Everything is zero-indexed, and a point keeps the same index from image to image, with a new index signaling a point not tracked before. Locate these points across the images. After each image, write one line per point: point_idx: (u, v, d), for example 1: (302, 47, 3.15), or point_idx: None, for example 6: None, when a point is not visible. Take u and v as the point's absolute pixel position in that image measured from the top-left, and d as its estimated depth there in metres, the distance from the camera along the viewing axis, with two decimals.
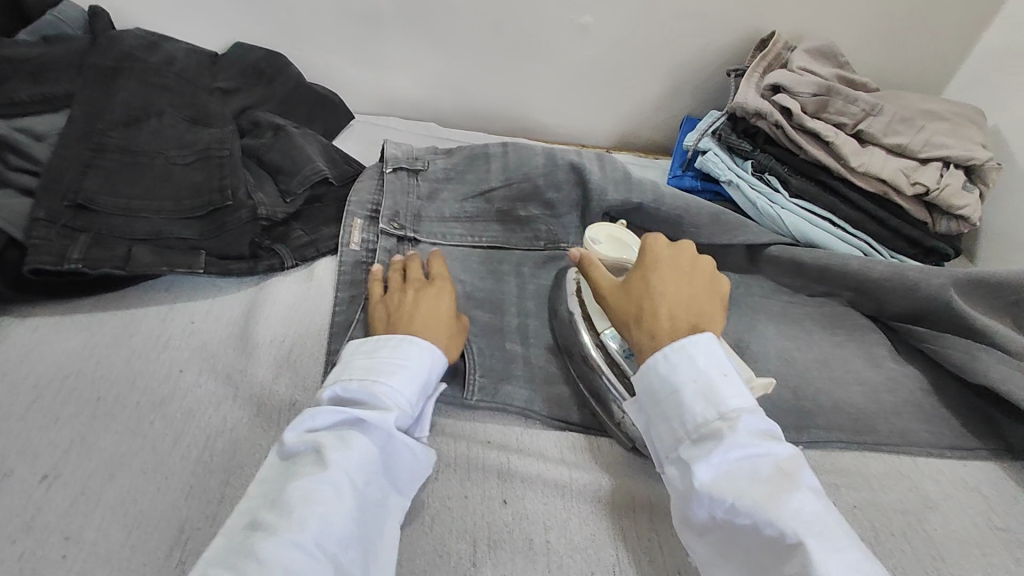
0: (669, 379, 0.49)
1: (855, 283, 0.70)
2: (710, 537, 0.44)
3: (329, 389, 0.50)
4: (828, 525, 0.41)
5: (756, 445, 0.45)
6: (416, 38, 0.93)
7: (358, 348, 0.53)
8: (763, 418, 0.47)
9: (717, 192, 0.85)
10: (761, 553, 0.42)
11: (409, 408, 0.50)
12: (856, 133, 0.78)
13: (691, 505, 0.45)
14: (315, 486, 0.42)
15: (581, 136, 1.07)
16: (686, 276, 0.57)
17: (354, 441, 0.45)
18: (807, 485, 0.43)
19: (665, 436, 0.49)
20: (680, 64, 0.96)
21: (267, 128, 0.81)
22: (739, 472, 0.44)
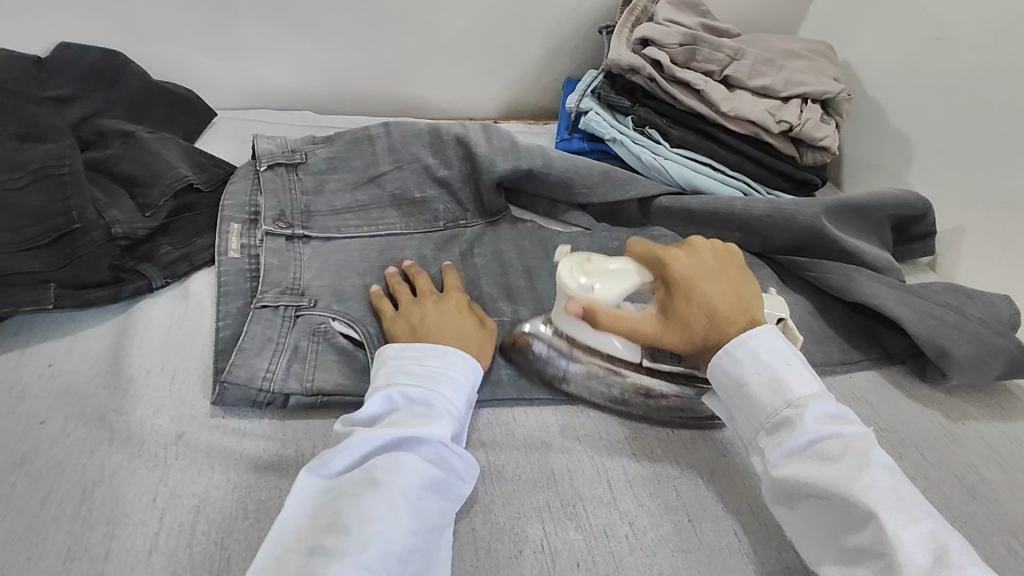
0: (734, 371, 0.51)
1: (741, 223, 0.74)
2: (800, 514, 0.46)
3: (373, 406, 0.49)
4: (903, 498, 0.43)
5: (828, 428, 0.47)
6: (274, 20, 0.87)
7: (402, 355, 0.52)
8: (832, 403, 0.49)
9: (604, 151, 0.86)
10: (837, 524, 0.44)
11: (459, 419, 0.50)
12: (723, 79, 0.81)
13: (781, 488, 0.47)
14: (379, 508, 0.41)
15: (468, 109, 1.04)
16: (722, 277, 0.56)
17: (407, 457, 0.45)
18: (880, 461, 0.45)
19: (748, 425, 0.50)
20: (554, 26, 0.96)
21: (115, 136, 0.72)
22: (813, 460, 0.46)
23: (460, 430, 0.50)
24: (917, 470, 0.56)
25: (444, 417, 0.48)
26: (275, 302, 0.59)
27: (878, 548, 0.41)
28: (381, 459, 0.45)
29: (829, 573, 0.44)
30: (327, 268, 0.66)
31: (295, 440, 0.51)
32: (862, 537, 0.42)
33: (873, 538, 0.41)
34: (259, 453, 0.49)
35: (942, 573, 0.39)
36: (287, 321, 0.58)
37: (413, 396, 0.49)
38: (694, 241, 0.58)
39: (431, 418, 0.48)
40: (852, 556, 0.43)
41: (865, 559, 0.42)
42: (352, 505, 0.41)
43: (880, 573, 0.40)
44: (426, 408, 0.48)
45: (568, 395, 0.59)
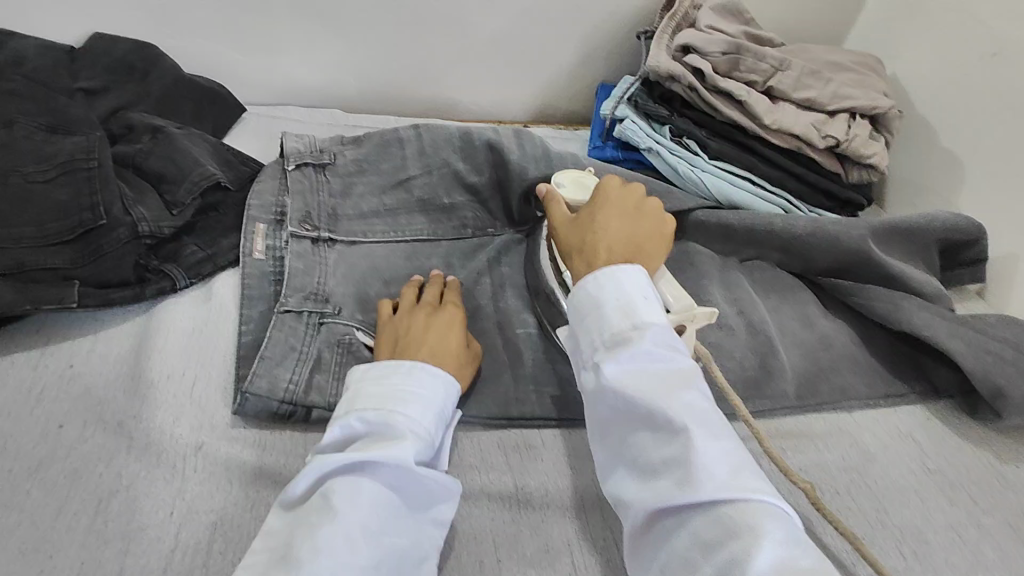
0: (592, 294, 0.48)
1: (782, 243, 0.71)
2: (612, 437, 0.45)
3: (334, 431, 0.45)
4: (714, 422, 0.42)
5: (661, 352, 0.45)
6: (307, 17, 0.85)
7: (366, 376, 0.49)
8: (671, 332, 0.47)
9: (639, 160, 0.83)
10: (648, 438, 0.43)
11: (428, 440, 0.46)
12: (767, 90, 0.78)
13: (605, 404, 0.45)
14: (334, 543, 0.39)
15: (499, 112, 1.02)
16: (630, 212, 0.57)
17: (367, 484, 0.42)
18: (699, 387, 0.45)
19: (584, 347, 0.48)
20: (592, 29, 0.93)
21: (145, 132, 0.71)
22: (638, 376, 0.44)
23: (430, 452, 0.47)
24: (966, 517, 0.53)
25: (409, 440, 0.44)
26: (298, 308, 0.57)
27: (680, 460, 0.40)
28: (335, 484, 0.42)
29: (626, 493, 0.43)
30: (352, 275, 0.64)
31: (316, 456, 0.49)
32: (665, 453, 0.41)
33: (681, 452, 0.41)
34: (279, 469, 0.48)
35: (732, 488, 0.39)
36: (311, 328, 0.56)
37: (375, 421, 0.45)
38: (604, 185, 0.58)
39: (393, 441, 0.44)
40: (653, 471, 0.42)
41: (665, 470, 0.41)
42: (306, 537, 0.39)
43: (677, 483, 0.40)
44: (389, 431, 0.45)
45: None
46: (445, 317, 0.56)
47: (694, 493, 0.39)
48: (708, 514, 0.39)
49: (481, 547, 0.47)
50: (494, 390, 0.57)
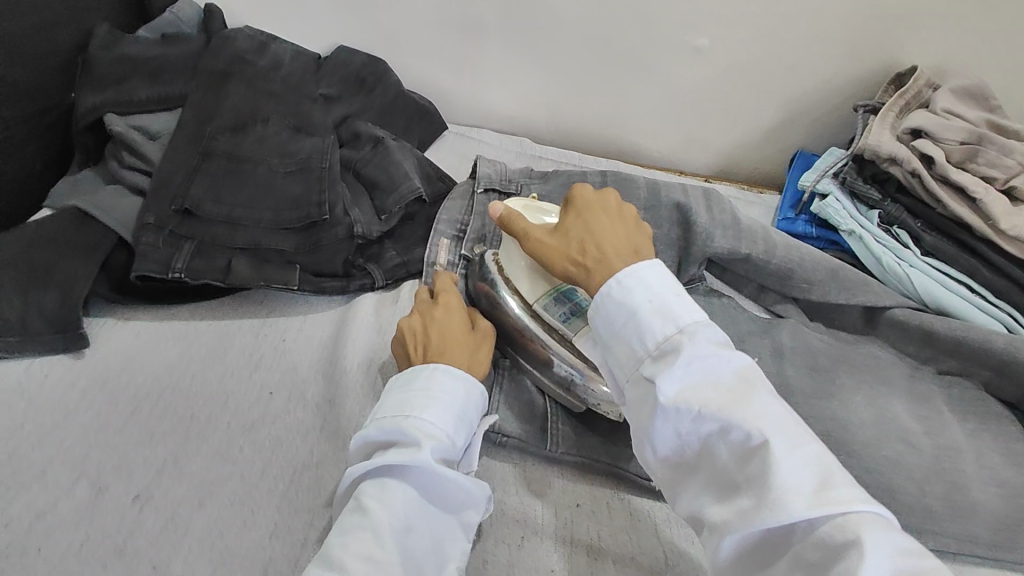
0: (621, 300, 0.45)
1: (996, 362, 0.62)
2: (671, 460, 0.42)
3: (356, 434, 0.47)
4: (794, 428, 0.39)
5: (718, 353, 0.42)
6: (521, 52, 0.91)
7: (392, 384, 0.50)
8: (718, 329, 0.44)
9: (834, 240, 0.78)
10: (725, 455, 0.39)
11: (446, 440, 0.46)
12: (1006, 189, 0.69)
13: (664, 425, 0.41)
14: (362, 538, 0.41)
15: (679, 162, 1.01)
16: (615, 220, 0.53)
17: (394, 487, 0.43)
18: (767, 390, 0.41)
19: (623, 360, 0.45)
20: (799, 93, 0.89)
21: (367, 140, 0.79)
22: (700, 386, 0.41)
23: (453, 452, 0.47)
24: None
25: (423, 442, 0.45)
26: None
27: (766, 479, 0.37)
28: (367, 487, 0.44)
29: (710, 513, 0.39)
30: None
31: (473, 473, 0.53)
32: (748, 470, 0.38)
33: (762, 471, 0.37)
34: None
35: (828, 503, 0.35)
36: None
37: (386, 424, 0.46)
38: (576, 192, 0.54)
39: (410, 444, 0.45)
40: (737, 490, 0.38)
41: (749, 492, 0.37)
42: (341, 531, 0.41)
43: (765, 506, 0.36)
44: (401, 434, 0.46)
45: None
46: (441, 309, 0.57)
47: (787, 514, 0.35)
48: (810, 537, 0.36)
49: None
50: None
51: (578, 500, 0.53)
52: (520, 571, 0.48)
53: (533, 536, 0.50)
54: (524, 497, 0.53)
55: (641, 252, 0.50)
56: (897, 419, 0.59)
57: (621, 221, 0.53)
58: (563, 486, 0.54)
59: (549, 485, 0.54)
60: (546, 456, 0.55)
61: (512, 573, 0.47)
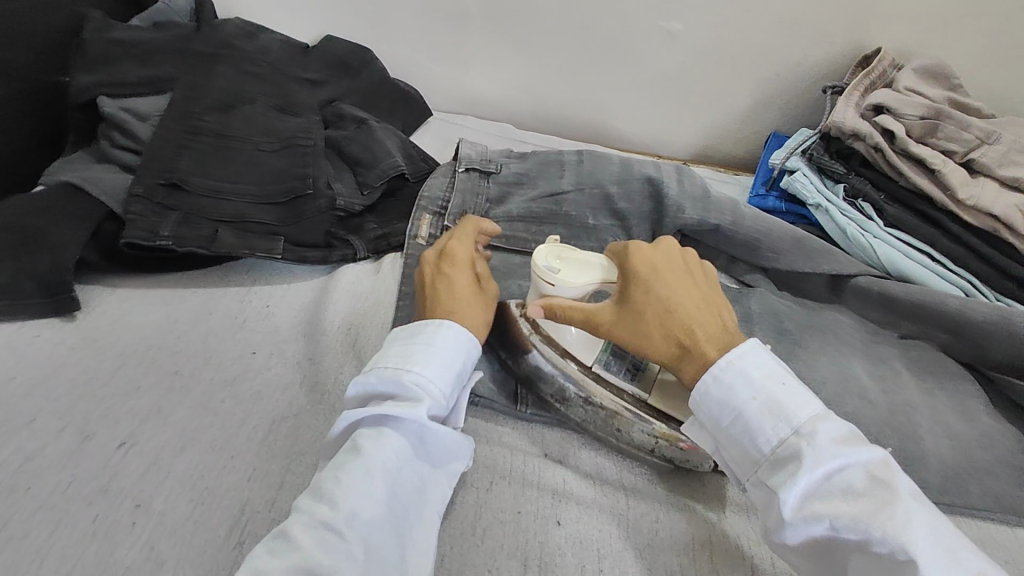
0: (725, 397, 0.46)
1: (951, 324, 0.65)
2: (809, 561, 0.43)
3: (354, 382, 0.49)
4: (945, 539, 0.38)
5: (842, 453, 0.41)
6: (502, 39, 0.94)
7: (393, 337, 0.51)
8: (838, 421, 0.43)
9: (802, 215, 0.81)
10: (870, 570, 0.39)
11: (442, 398, 0.47)
12: (965, 162, 0.72)
13: (799, 540, 0.42)
14: (354, 475, 0.42)
15: (658, 146, 1.04)
16: (687, 280, 0.52)
17: (388, 434, 0.45)
18: (906, 487, 0.40)
19: (741, 461, 0.46)
20: (771, 76, 0.92)
21: (351, 121, 0.82)
22: (831, 496, 0.41)
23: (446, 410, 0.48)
24: None
25: (421, 399, 0.46)
26: None
27: None
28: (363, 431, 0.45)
29: None
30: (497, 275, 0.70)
31: None
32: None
33: None
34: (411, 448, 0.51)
35: None
36: None
37: (384, 376, 0.47)
38: (637, 259, 0.52)
39: (409, 399, 0.46)
40: None
41: None
42: (332, 469, 0.43)
43: None
44: (399, 387, 0.47)
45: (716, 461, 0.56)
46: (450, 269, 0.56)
47: None
48: None
49: (585, 551, 0.48)
50: None
51: (545, 449, 0.56)
52: (487, 513, 0.50)
53: (500, 483, 0.52)
54: (492, 447, 0.55)
55: (721, 318, 0.51)
56: (855, 377, 0.62)
57: (698, 285, 0.52)
58: (532, 436, 0.57)
59: (517, 437, 0.57)
60: (516, 414, 0.58)
61: (479, 515, 0.50)
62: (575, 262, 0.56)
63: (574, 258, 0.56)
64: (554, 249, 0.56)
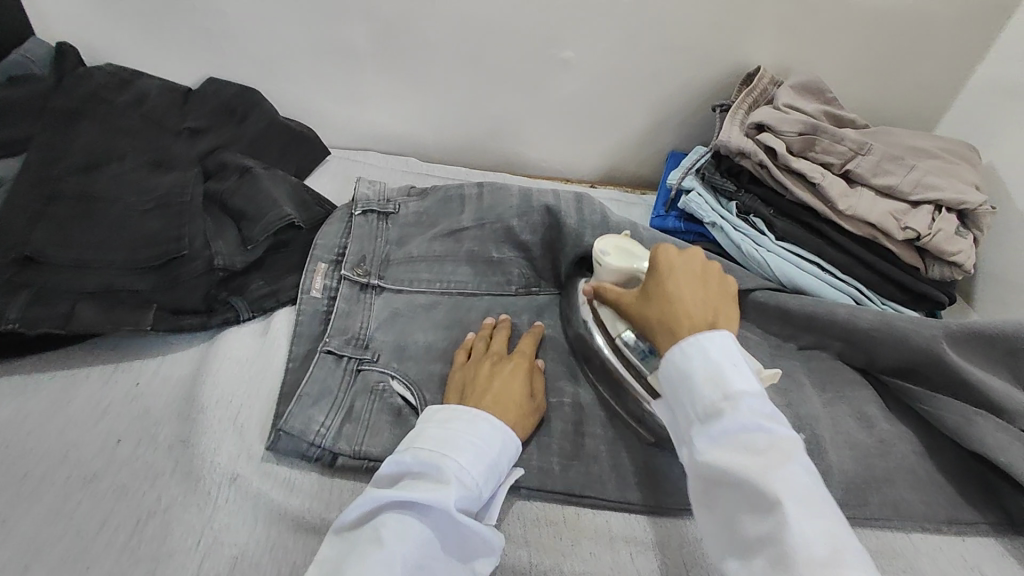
0: (677, 363, 0.48)
1: (843, 333, 0.67)
2: (710, 503, 0.45)
3: (389, 464, 0.49)
4: (817, 502, 0.41)
5: (757, 421, 0.44)
6: (396, 74, 0.92)
7: (434, 418, 0.52)
8: (767, 399, 0.46)
9: (701, 233, 0.82)
10: (747, 506, 0.42)
11: (474, 487, 0.48)
12: (843, 173, 0.76)
13: (701, 476, 0.45)
14: (373, 567, 0.42)
15: (564, 170, 1.04)
16: (699, 286, 0.54)
17: (410, 524, 0.44)
18: (801, 463, 0.43)
19: (682, 418, 0.48)
20: (665, 98, 0.94)
21: (234, 170, 0.76)
22: (737, 448, 0.44)
23: (475, 501, 0.48)
24: None
25: (451, 486, 0.46)
26: (340, 351, 0.61)
27: (776, 540, 0.40)
28: (387, 517, 0.45)
29: (730, 566, 0.43)
30: (396, 323, 0.68)
31: (337, 504, 0.52)
32: (763, 530, 0.41)
33: (774, 531, 0.40)
34: (301, 512, 0.50)
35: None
36: (348, 374, 0.60)
37: (423, 459, 0.48)
38: (663, 254, 0.56)
39: (439, 486, 0.46)
40: (750, 547, 0.41)
41: (762, 550, 0.40)
42: (354, 561, 0.42)
43: (775, 568, 0.39)
44: (435, 472, 0.47)
45: (620, 501, 0.57)
46: (512, 364, 0.60)
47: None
48: None
49: None
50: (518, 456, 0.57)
51: None
52: None
53: None
54: None
55: (719, 322, 0.51)
56: None
57: (712, 294, 0.54)
58: None
59: None
60: None
61: None
62: (627, 253, 0.63)
63: (631, 250, 0.63)
64: (616, 240, 0.64)
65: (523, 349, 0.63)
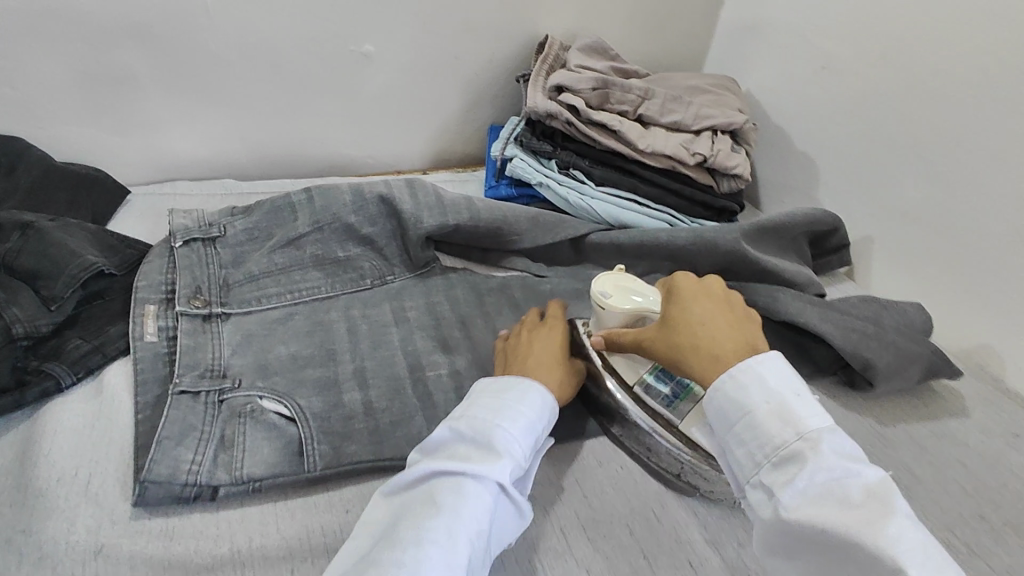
0: (736, 399, 0.47)
1: (670, 253, 0.76)
2: (801, 559, 0.41)
3: (440, 435, 0.49)
4: (929, 553, 0.37)
5: (845, 466, 0.42)
6: (187, 93, 0.85)
7: (482, 390, 0.53)
8: (846, 438, 0.44)
9: (532, 195, 0.88)
10: (850, 562, 0.39)
11: (525, 458, 0.48)
12: (638, 117, 0.85)
13: (786, 532, 0.41)
14: (434, 530, 0.42)
15: (396, 163, 1.04)
16: (726, 318, 0.53)
17: (467, 489, 0.44)
18: (904, 513, 0.39)
19: (743, 459, 0.46)
20: (473, 77, 0.98)
21: (11, 228, 0.64)
22: (829, 498, 0.41)
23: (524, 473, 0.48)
24: None
25: (505, 457, 0.47)
26: (195, 388, 0.57)
27: None
28: (441, 482, 0.45)
29: None
30: (251, 344, 0.64)
31: (229, 534, 0.49)
32: None
33: None
34: (188, 556, 0.47)
35: None
36: (211, 407, 0.56)
37: (479, 429, 0.48)
38: (679, 286, 0.56)
39: (494, 458, 0.47)
40: None
41: None
42: (408, 523, 0.43)
43: None
44: (489, 445, 0.48)
45: None
46: (547, 330, 0.63)
47: None
48: None
49: None
50: (412, 432, 0.58)
51: (347, 504, 0.52)
52: None
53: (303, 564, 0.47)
54: (283, 523, 0.50)
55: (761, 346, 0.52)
56: None
57: (738, 323, 0.53)
58: (329, 498, 0.52)
59: (314, 505, 0.52)
60: (305, 478, 0.53)
61: None
62: (630, 292, 0.61)
63: (632, 286, 0.61)
64: (613, 277, 0.62)
65: (556, 315, 0.66)
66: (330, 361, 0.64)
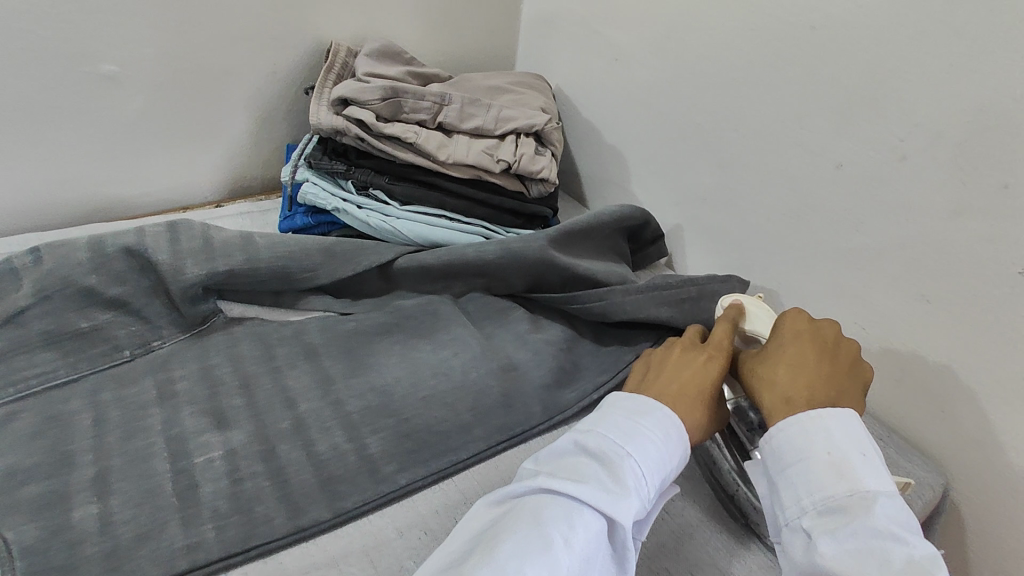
0: (796, 442, 0.44)
1: (480, 270, 0.71)
2: None
3: (559, 447, 0.46)
4: None
5: (893, 533, 0.38)
6: None
7: (616, 406, 0.49)
8: (906, 510, 0.40)
9: (332, 222, 0.78)
10: None
11: (647, 501, 0.43)
12: (438, 126, 0.78)
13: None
14: (526, 558, 0.37)
15: (181, 197, 0.90)
16: (819, 362, 0.49)
17: (581, 522, 0.40)
18: None
19: (785, 500, 0.43)
20: (257, 91, 0.87)
21: None
22: (868, 559, 0.38)
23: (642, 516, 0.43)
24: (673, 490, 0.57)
25: (629, 496, 0.42)
26: None
27: None
28: (547, 503, 0.41)
29: None
30: None
31: None
32: None
33: None
34: None
35: None
36: None
37: (604, 454, 0.44)
38: (789, 318, 0.53)
39: (615, 493, 0.42)
40: None
41: None
42: (505, 535, 0.39)
43: None
44: (614, 476, 0.43)
45: (294, 531, 0.50)
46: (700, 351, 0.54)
47: None
48: None
49: None
50: (168, 541, 0.47)
51: None
52: None
53: None
54: None
55: (842, 402, 0.47)
56: (422, 365, 0.64)
57: (840, 373, 0.49)
58: None
59: None
60: None
61: None
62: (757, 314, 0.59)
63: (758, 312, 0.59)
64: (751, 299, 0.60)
65: (715, 337, 0.55)
66: (62, 466, 0.51)
